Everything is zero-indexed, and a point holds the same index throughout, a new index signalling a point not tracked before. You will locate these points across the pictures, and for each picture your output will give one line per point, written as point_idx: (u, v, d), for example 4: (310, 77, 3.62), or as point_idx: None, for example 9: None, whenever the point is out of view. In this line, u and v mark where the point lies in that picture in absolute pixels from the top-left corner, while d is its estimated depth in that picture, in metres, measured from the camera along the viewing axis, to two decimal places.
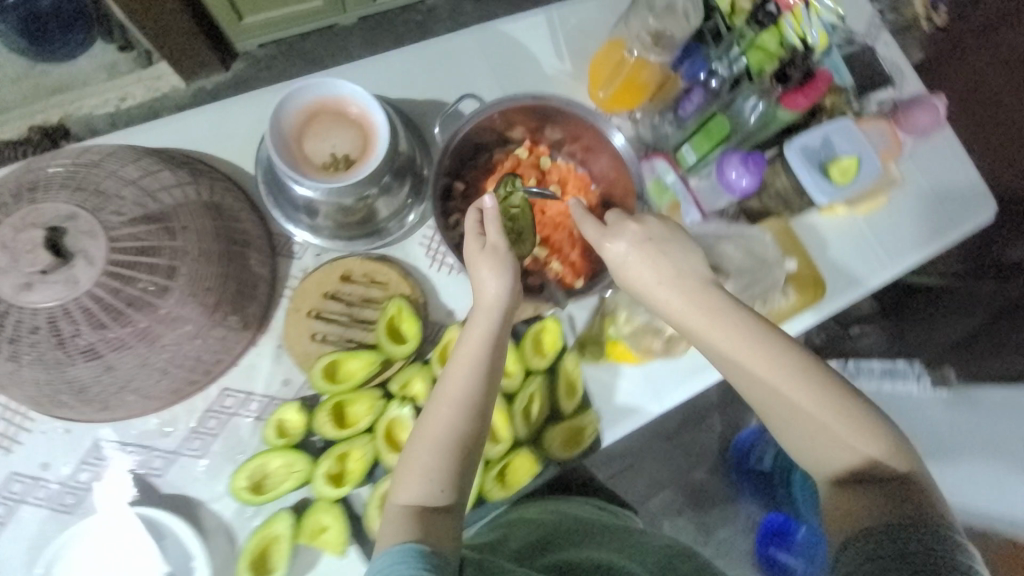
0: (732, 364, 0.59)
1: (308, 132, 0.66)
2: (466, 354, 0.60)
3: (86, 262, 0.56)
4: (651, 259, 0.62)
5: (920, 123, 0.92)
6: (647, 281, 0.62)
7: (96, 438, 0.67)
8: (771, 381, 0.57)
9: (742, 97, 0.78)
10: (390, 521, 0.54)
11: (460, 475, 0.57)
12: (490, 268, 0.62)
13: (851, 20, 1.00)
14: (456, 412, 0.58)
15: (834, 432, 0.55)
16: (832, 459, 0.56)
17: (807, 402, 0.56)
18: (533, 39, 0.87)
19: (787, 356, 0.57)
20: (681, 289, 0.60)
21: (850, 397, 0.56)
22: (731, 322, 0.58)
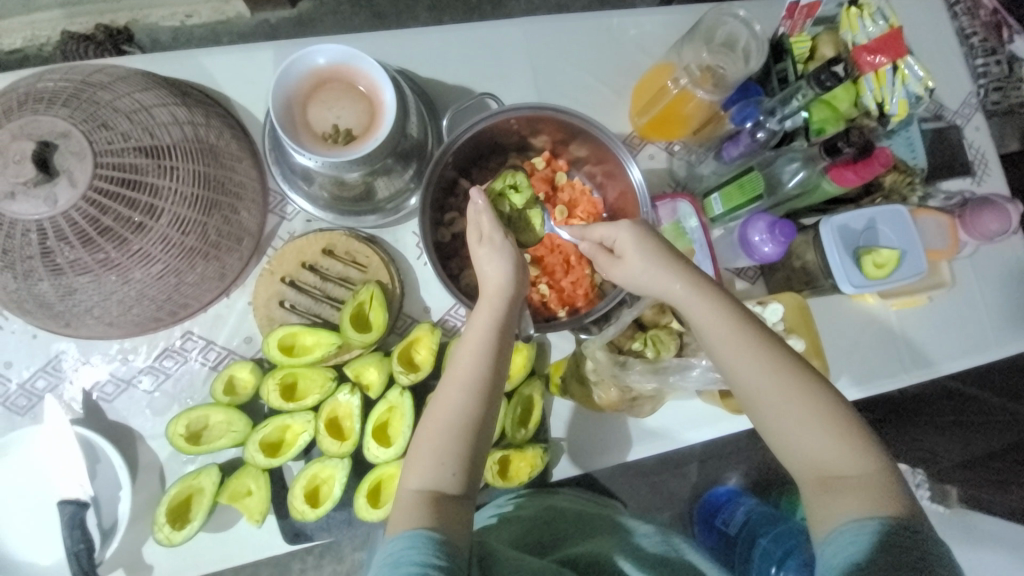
0: (733, 365, 0.53)
1: (314, 98, 0.64)
2: (473, 335, 0.57)
3: (68, 183, 0.55)
4: (656, 247, 0.57)
5: (990, 228, 0.80)
6: (648, 263, 0.56)
7: (59, 350, 0.70)
8: (771, 389, 0.52)
9: (786, 158, 0.70)
10: (402, 506, 0.52)
11: (470, 458, 0.54)
12: (489, 254, 0.59)
13: (946, 93, 0.89)
14: (465, 394, 0.55)
15: (830, 446, 0.51)
16: (829, 471, 0.50)
17: (830, 436, 0.51)
18: (585, 44, 0.82)
19: (785, 362, 0.53)
20: (687, 274, 0.56)
21: (841, 407, 0.52)
22: (750, 350, 0.53)
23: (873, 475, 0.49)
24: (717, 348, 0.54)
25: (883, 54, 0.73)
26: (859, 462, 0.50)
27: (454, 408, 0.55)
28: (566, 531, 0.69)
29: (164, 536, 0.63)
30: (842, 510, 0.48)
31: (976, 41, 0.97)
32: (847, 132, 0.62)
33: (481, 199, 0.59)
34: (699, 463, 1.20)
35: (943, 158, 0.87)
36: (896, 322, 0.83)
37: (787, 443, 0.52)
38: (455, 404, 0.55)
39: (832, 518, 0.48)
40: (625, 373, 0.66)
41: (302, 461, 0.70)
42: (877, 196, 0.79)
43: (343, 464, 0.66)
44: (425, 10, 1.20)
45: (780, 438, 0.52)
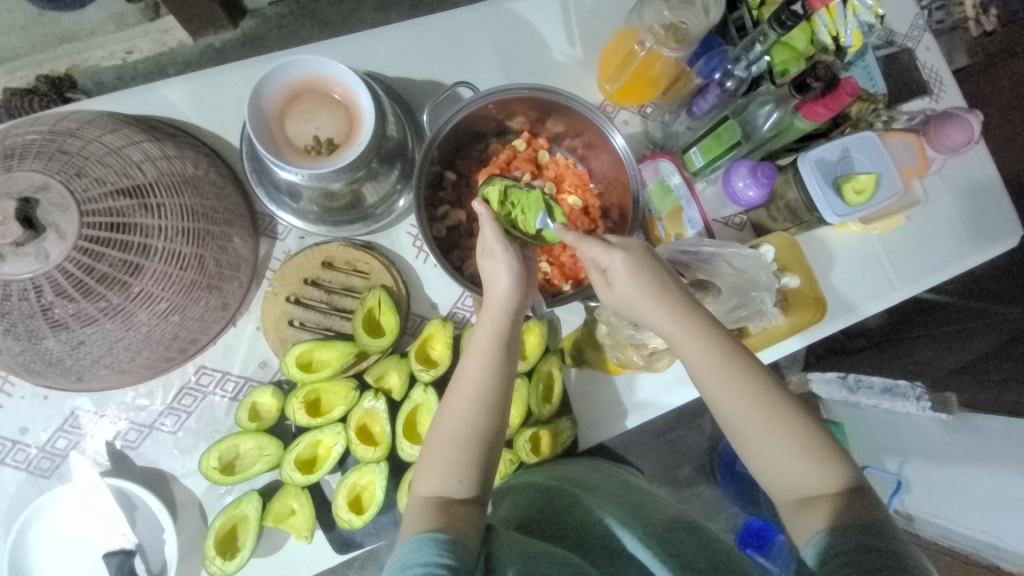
0: (715, 391, 0.55)
1: (291, 113, 0.64)
2: (481, 347, 0.57)
3: (57, 236, 0.54)
4: (654, 281, 0.56)
5: (952, 139, 0.84)
6: (644, 302, 0.55)
7: (73, 407, 0.69)
8: (757, 416, 0.54)
9: (757, 103, 0.73)
10: (414, 514, 0.54)
11: (479, 467, 0.56)
12: (495, 267, 0.58)
13: (895, 16, 0.92)
14: (472, 406, 0.56)
15: (810, 469, 0.53)
16: (801, 487, 0.53)
17: (777, 440, 0.53)
18: (543, 19, 0.82)
19: (763, 393, 0.54)
20: (674, 300, 0.55)
21: (815, 429, 0.54)
22: (721, 355, 0.54)
23: (839, 489, 0.52)
24: (704, 380, 0.55)
25: None
26: (830, 476, 0.53)
27: (460, 421, 0.56)
28: (570, 494, 0.65)
29: (217, 567, 0.64)
30: (813, 524, 0.50)
31: None
32: (815, 67, 0.65)
33: (485, 209, 0.59)
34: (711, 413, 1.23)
35: (901, 81, 0.90)
36: (880, 244, 0.87)
37: (762, 464, 0.54)
38: (463, 415, 0.56)
39: (807, 532, 0.50)
40: (639, 333, 0.65)
41: (339, 473, 0.70)
42: (845, 127, 0.83)
43: (381, 468, 0.67)
44: (370, 11, 1.18)
45: (762, 459, 0.54)
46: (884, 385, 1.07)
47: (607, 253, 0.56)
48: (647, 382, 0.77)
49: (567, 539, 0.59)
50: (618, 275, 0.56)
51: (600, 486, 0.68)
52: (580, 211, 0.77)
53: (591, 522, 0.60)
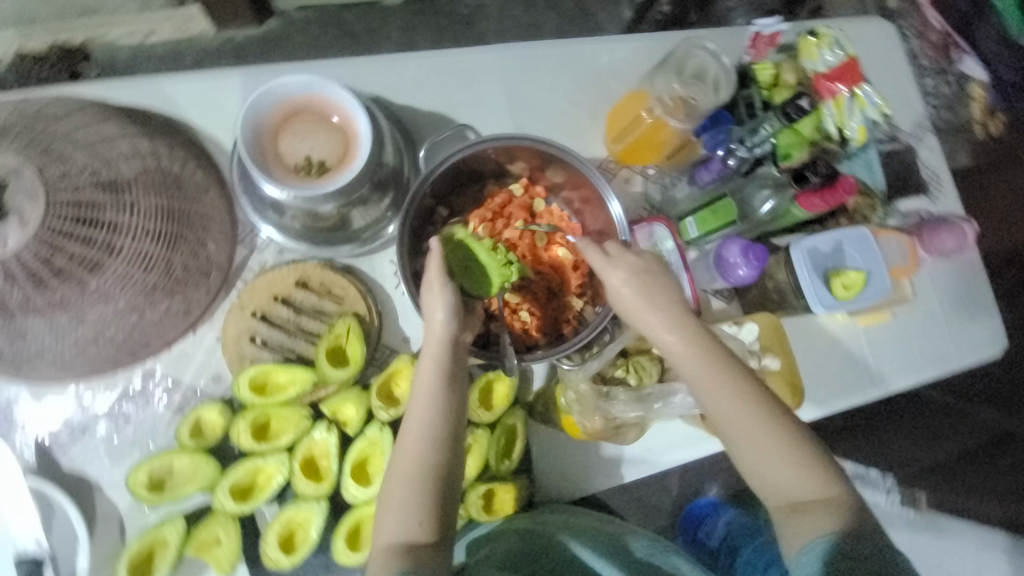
0: (709, 401, 0.58)
1: (286, 130, 0.63)
2: (425, 388, 0.59)
3: (19, 224, 0.52)
4: (647, 289, 0.59)
5: (943, 244, 0.86)
6: (656, 321, 0.59)
7: (8, 396, 0.65)
8: (761, 439, 0.58)
9: (756, 186, 0.74)
10: (379, 559, 0.56)
11: (438, 509, 0.58)
12: (435, 299, 0.59)
13: (899, 115, 0.95)
14: (422, 445, 0.58)
15: (807, 479, 0.57)
16: (798, 498, 0.57)
17: (778, 463, 0.58)
18: (558, 70, 0.83)
19: (768, 413, 0.58)
20: (678, 324, 0.59)
21: (813, 449, 0.59)
22: (728, 379, 0.58)
23: (835, 502, 0.57)
24: (708, 402, 0.59)
25: (841, 81, 0.80)
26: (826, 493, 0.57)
27: (417, 461, 0.58)
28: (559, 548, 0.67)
29: None
30: (812, 533, 0.55)
31: (927, 63, 1.16)
32: (816, 162, 0.67)
33: (435, 245, 0.61)
34: (679, 477, 1.20)
35: (900, 178, 0.92)
36: (864, 336, 0.85)
37: (758, 475, 0.59)
38: (417, 455, 0.58)
39: (804, 536, 0.56)
40: (609, 403, 0.65)
41: (276, 505, 0.66)
42: (841, 217, 0.82)
43: (319, 508, 0.64)
44: (397, 30, 1.20)
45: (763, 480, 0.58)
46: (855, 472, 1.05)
47: (611, 268, 0.60)
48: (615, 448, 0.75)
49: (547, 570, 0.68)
50: (627, 293, 0.59)
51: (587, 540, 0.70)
52: (569, 264, 0.74)
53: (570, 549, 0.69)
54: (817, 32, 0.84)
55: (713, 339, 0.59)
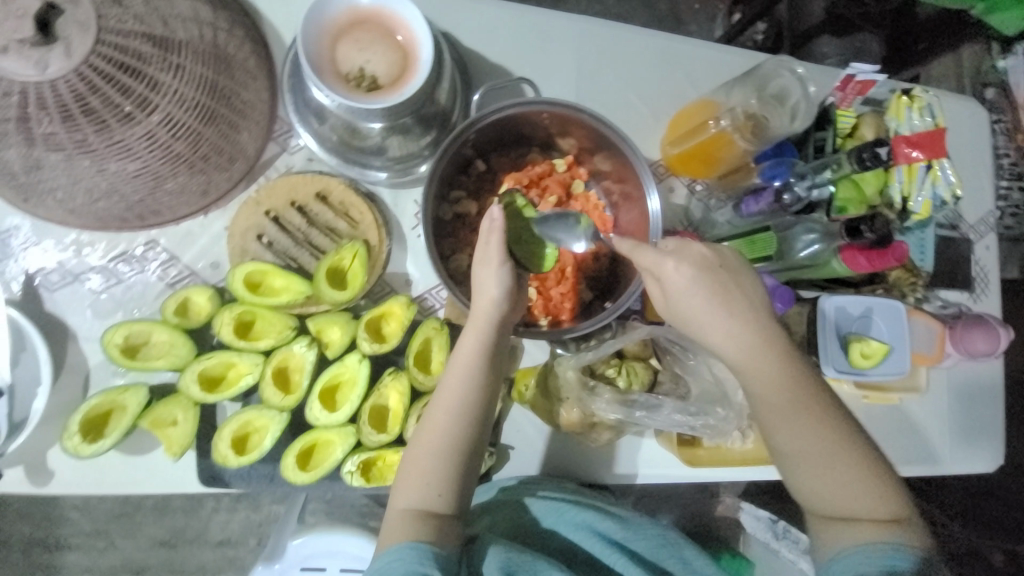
0: (762, 391, 0.54)
1: (348, 36, 0.60)
2: (461, 360, 0.57)
3: (64, 52, 0.50)
4: (717, 287, 0.53)
5: (976, 346, 0.80)
6: (710, 308, 0.53)
7: (11, 225, 0.65)
8: (812, 438, 0.54)
9: (804, 227, 0.68)
10: (391, 525, 0.54)
11: (459, 483, 0.56)
12: (487, 271, 0.57)
13: (966, 203, 0.90)
14: (456, 419, 0.57)
15: (866, 492, 0.54)
16: (850, 510, 0.54)
17: (831, 468, 0.54)
18: (633, 58, 0.79)
19: (824, 411, 0.55)
20: (739, 312, 0.54)
21: (866, 449, 0.55)
22: (786, 370, 0.54)
23: (881, 511, 0.54)
24: (760, 397, 0.54)
25: (921, 149, 0.74)
26: (876, 502, 0.54)
27: (442, 433, 0.56)
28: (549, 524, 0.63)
29: (72, 446, 0.59)
30: (858, 543, 0.52)
31: (1006, 162, 1.11)
32: (874, 218, 0.61)
33: (500, 219, 0.56)
34: (635, 500, 1.22)
35: (948, 268, 0.87)
36: (864, 413, 0.82)
37: (808, 482, 0.55)
38: (443, 427, 0.57)
39: (849, 544, 0.53)
40: (591, 399, 0.64)
41: (238, 404, 0.66)
42: (878, 287, 0.79)
43: (279, 419, 0.63)
44: None
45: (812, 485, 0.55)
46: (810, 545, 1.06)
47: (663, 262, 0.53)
48: (581, 448, 0.74)
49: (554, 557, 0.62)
50: (688, 277, 0.54)
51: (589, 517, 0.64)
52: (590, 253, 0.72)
53: (581, 535, 0.62)
54: (912, 95, 0.82)
55: (772, 324, 0.55)
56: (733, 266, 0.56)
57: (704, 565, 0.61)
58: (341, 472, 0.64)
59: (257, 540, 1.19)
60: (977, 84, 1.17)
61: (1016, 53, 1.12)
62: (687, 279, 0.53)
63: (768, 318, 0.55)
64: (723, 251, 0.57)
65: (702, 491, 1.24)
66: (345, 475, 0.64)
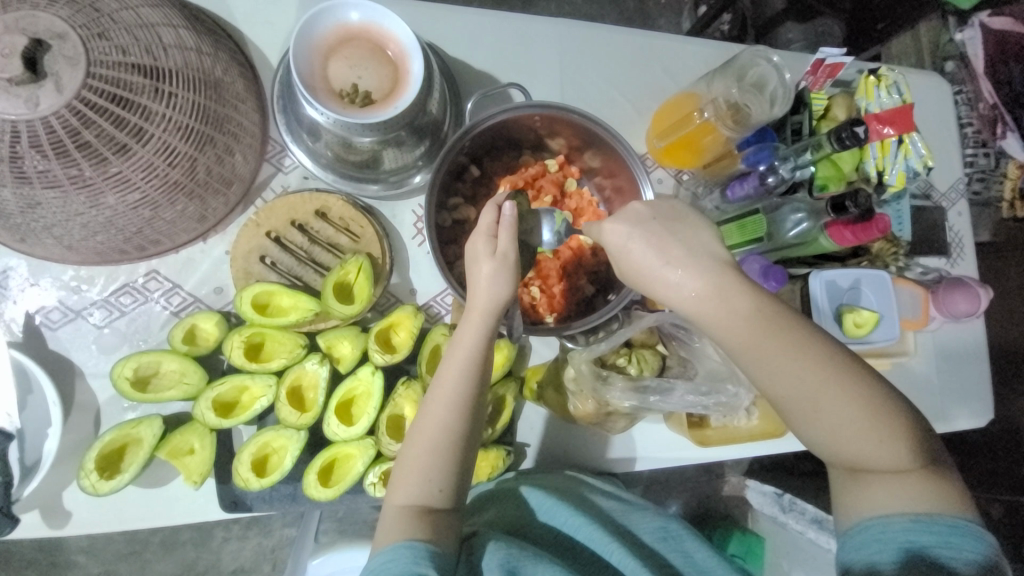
0: (741, 349, 0.51)
1: (337, 53, 0.61)
2: (463, 350, 0.56)
3: (54, 88, 0.50)
4: (657, 240, 0.54)
5: (957, 307, 0.85)
6: (661, 267, 0.53)
7: (6, 265, 0.64)
8: (806, 393, 0.50)
9: (790, 207, 0.72)
10: (390, 521, 0.54)
11: (457, 476, 0.56)
12: (487, 266, 0.56)
13: (937, 173, 0.94)
14: (452, 411, 0.56)
15: (874, 444, 0.50)
16: (861, 463, 0.51)
17: (834, 420, 0.50)
18: (614, 56, 0.82)
19: (816, 360, 0.50)
20: (692, 270, 0.52)
21: (871, 393, 0.51)
22: (762, 323, 0.51)
23: (895, 465, 0.50)
24: (738, 351, 0.52)
25: (893, 125, 0.78)
26: (889, 456, 0.50)
27: (437, 425, 0.55)
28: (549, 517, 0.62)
29: (89, 484, 0.59)
30: (872, 502, 0.50)
31: (970, 131, 1.15)
32: (857, 193, 0.63)
33: (512, 214, 0.57)
34: (644, 488, 1.24)
35: (925, 235, 0.92)
36: None
37: (813, 437, 0.52)
38: (440, 420, 0.55)
39: (867, 505, 0.50)
40: (605, 388, 0.64)
41: (254, 426, 0.66)
42: (863, 259, 0.83)
43: (298, 437, 0.63)
44: None
45: (817, 441, 0.52)
46: (815, 514, 1.07)
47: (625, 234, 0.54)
48: (593, 438, 0.76)
49: (551, 549, 0.59)
50: (633, 245, 0.54)
51: (589, 506, 0.63)
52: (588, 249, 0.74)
53: (575, 522, 0.60)
54: (879, 74, 0.86)
55: (733, 274, 0.52)
56: (684, 225, 0.55)
57: (706, 557, 0.59)
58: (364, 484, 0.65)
59: (272, 566, 1.18)
60: (936, 58, 1.20)
61: (971, 25, 1.16)
62: (625, 237, 0.55)
63: (728, 270, 0.52)
64: (660, 203, 0.57)
65: (708, 473, 1.27)
66: (368, 487, 0.64)
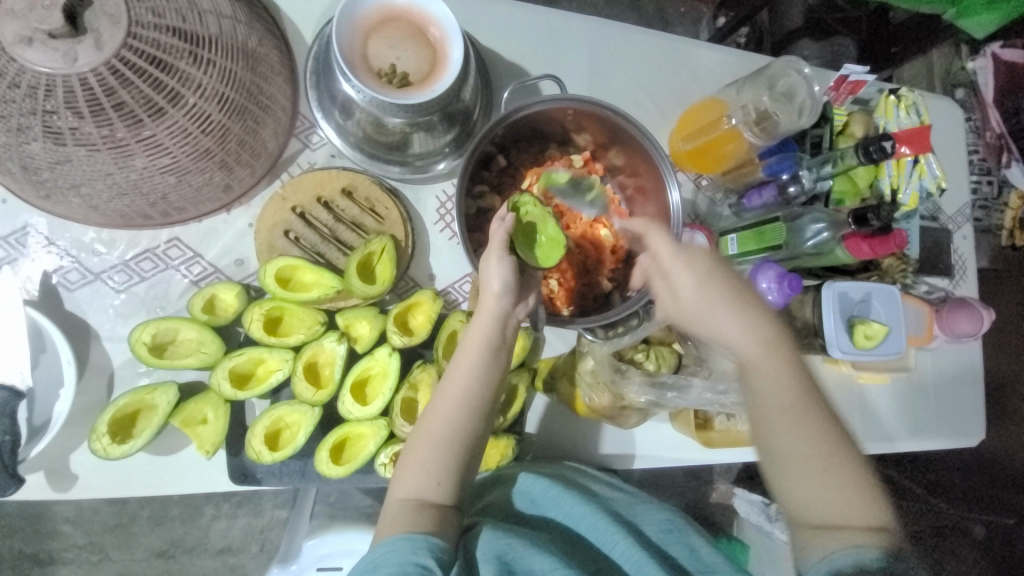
0: (759, 390, 0.59)
1: (378, 33, 0.61)
2: (468, 353, 0.57)
3: (94, 45, 0.48)
4: (729, 295, 0.61)
5: (960, 327, 0.86)
6: (712, 306, 0.60)
7: (27, 223, 0.64)
8: (798, 442, 0.57)
9: (810, 218, 0.73)
10: (391, 513, 0.54)
11: (460, 474, 0.57)
12: (492, 268, 0.57)
13: (947, 196, 0.96)
14: (456, 411, 0.57)
15: (847, 502, 0.55)
16: (834, 514, 0.55)
17: (816, 470, 0.56)
18: (643, 58, 0.83)
19: (815, 418, 0.58)
20: (737, 315, 0.60)
21: (853, 465, 0.57)
22: (782, 371, 0.59)
23: (865, 524, 0.54)
24: (757, 388, 0.59)
25: (909, 146, 0.77)
26: (859, 514, 0.55)
27: (444, 423, 0.56)
28: (552, 507, 0.61)
29: (101, 447, 0.58)
30: (838, 545, 0.53)
31: (976, 159, 1.18)
32: (879, 206, 0.65)
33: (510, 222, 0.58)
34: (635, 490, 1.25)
35: (932, 256, 0.93)
36: (859, 394, 0.87)
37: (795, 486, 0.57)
38: (445, 417, 0.56)
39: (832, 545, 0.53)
40: (623, 381, 0.67)
41: (267, 400, 0.66)
42: (873, 274, 0.84)
43: (312, 414, 0.63)
44: None
45: (798, 487, 0.56)
46: None
47: (680, 261, 0.62)
48: (599, 433, 0.76)
49: (551, 536, 0.58)
50: (685, 276, 0.61)
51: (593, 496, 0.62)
52: (608, 246, 0.74)
53: (579, 513, 0.59)
54: (899, 95, 0.88)
55: (768, 331, 0.61)
56: (730, 277, 0.63)
57: (711, 554, 0.59)
58: (375, 464, 0.65)
59: (260, 547, 1.17)
60: (946, 85, 1.25)
61: (982, 54, 1.20)
62: (683, 267, 0.61)
63: (764, 324, 0.61)
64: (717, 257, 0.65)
65: (698, 479, 1.28)
66: (379, 467, 0.65)
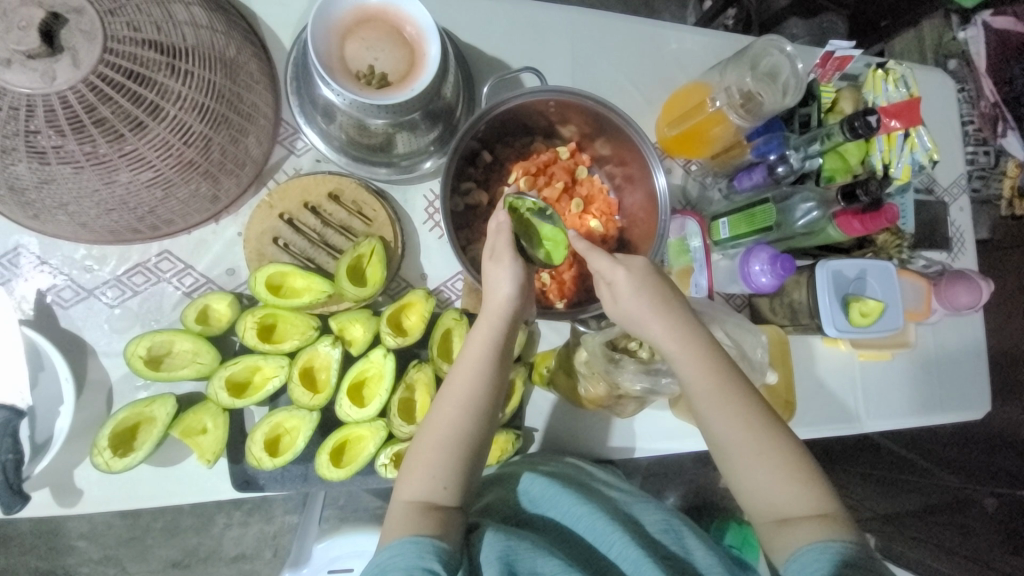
0: (697, 391, 0.55)
1: (354, 34, 0.61)
2: (477, 355, 0.57)
3: (71, 63, 0.49)
4: (657, 296, 0.57)
5: (959, 300, 0.85)
6: (642, 314, 0.56)
7: (18, 243, 0.64)
8: (737, 436, 0.55)
9: (800, 198, 0.73)
10: (397, 516, 0.54)
11: (466, 474, 0.57)
12: (503, 269, 0.57)
13: (940, 168, 0.96)
14: (462, 414, 0.57)
15: (795, 492, 0.53)
16: (786, 505, 0.53)
17: (760, 463, 0.54)
18: (624, 45, 0.82)
19: (749, 409, 0.55)
20: (663, 317, 0.56)
21: (793, 450, 0.55)
22: (714, 368, 0.56)
23: (818, 510, 0.53)
24: (694, 389, 0.55)
25: (898, 119, 0.79)
26: (809, 500, 0.53)
27: (450, 425, 0.56)
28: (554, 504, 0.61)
29: (103, 461, 0.59)
30: (798, 539, 0.51)
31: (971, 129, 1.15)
32: (868, 181, 0.64)
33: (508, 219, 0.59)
34: (641, 478, 1.25)
35: (928, 229, 0.93)
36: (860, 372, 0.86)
37: (746, 481, 0.55)
38: (453, 420, 0.57)
39: (794, 541, 0.51)
40: (617, 370, 0.64)
41: (266, 407, 0.66)
42: (868, 251, 0.84)
43: (311, 418, 0.63)
44: None
45: (751, 481, 0.54)
46: None
47: (611, 268, 0.57)
48: (598, 423, 0.77)
49: (551, 532, 0.58)
50: (611, 276, 0.57)
51: (595, 493, 0.62)
52: (598, 236, 0.76)
53: (580, 510, 0.59)
54: (886, 69, 0.87)
55: (701, 331, 0.57)
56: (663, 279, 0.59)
57: (705, 557, 0.55)
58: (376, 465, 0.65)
59: (272, 552, 1.18)
60: (938, 56, 1.23)
61: (973, 24, 1.18)
62: (608, 266, 0.57)
63: (695, 325, 0.57)
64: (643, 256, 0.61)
65: (705, 465, 1.28)
66: (380, 468, 0.65)
